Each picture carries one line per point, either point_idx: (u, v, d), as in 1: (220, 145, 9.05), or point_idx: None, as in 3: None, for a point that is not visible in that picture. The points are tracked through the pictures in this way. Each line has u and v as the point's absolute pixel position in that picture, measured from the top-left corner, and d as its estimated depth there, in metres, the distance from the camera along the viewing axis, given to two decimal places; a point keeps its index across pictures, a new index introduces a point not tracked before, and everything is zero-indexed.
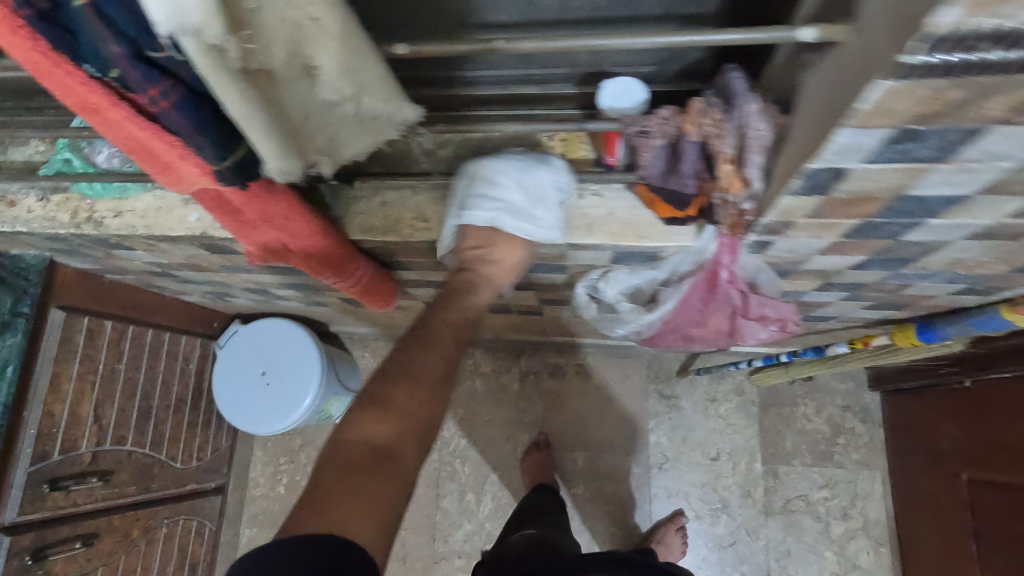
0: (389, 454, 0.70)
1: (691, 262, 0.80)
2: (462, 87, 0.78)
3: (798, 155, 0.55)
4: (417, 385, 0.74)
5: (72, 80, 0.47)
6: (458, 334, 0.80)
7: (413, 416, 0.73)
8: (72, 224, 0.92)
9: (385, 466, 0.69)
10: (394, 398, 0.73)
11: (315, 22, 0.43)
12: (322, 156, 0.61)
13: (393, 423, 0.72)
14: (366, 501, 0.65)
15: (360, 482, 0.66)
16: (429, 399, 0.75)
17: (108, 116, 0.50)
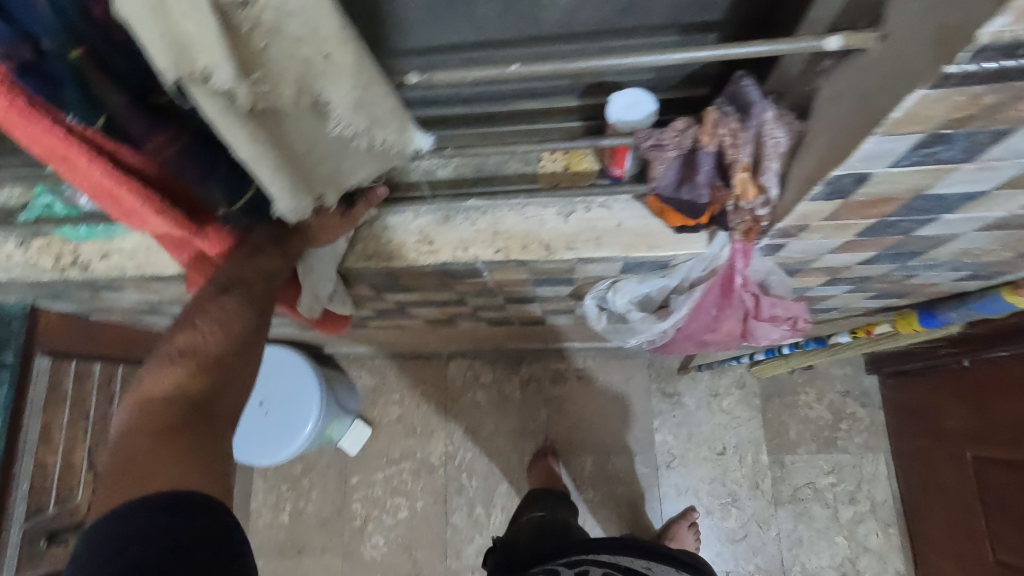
0: (211, 406, 0.63)
1: (703, 268, 0.80)
2: (461, 104, 0.76)
3: (820, 161, 0.54)
4: (214, 328, 0.65)
5: (45, 135, 0.41)
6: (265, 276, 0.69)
7: (228, 362, 0.65)
8: (56, 269, 0.88)
9: (197, 427, 0.61)
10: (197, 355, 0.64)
11: (327, 58, 0.41)
12: (328, 189, 0.56)
13: (207, 374, 0.63)
14: (196, 456, 0.59)
15: (166, 444, 0.58)
16: (250, 342, 0.67)
17: (77, 166, 0.44)
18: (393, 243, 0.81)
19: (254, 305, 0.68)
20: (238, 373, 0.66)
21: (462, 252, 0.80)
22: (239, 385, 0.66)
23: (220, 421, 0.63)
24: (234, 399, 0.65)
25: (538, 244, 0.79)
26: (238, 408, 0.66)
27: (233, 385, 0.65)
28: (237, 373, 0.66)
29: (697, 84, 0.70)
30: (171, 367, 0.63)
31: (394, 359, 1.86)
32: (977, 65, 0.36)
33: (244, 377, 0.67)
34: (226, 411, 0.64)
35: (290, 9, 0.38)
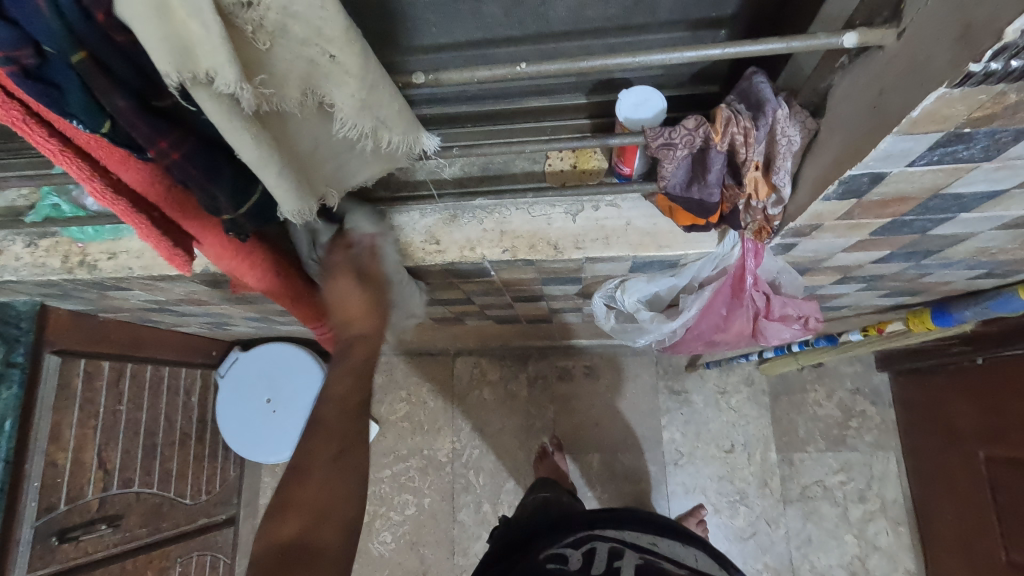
0: (306, 549, 0.62)
1: (713, 267, 0.79)
2: (468, 102, 0.75)
3: (836, 158, 0.53)
4: (310, 468, 0.68)
5: (45, 143, 0.47)
6: (348, 410, 0.73)
7: (318, 500, 0.66)
8: (64, 269, 0.88)
9: (297, 567, 0.60)
10: (300, 495, 0.66)
11: (331, 58, 0.41)
12: (331, 188, 0.55)
13: (300, 517, 0.65)
14: None
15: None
16: (349, 473, 0.69)
17: (82, 169, 0.49)
18: (399, 242, 0.81)
19: (353, 436, 0.72)
20: (338, 506, 0.66)
21: (469, 252, 0.79)
22: (337, 518, 0.65)
23: (319, 554, 0.62)
24: (334, 529, 0.65)
25: (546, 244, 0.78)
26: (342, 545, 0.64)
27: (331, 518, 0.65)
28: (335, 508, 0.66)
29: (706, 80, 0.69)
30: (285, 509, 0.65)
31: (402, 356, 1.86)
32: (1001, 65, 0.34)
33: (343, 508, 0.66)
34: (324, 542, 0.63)
35: (294, 10, 0.38)
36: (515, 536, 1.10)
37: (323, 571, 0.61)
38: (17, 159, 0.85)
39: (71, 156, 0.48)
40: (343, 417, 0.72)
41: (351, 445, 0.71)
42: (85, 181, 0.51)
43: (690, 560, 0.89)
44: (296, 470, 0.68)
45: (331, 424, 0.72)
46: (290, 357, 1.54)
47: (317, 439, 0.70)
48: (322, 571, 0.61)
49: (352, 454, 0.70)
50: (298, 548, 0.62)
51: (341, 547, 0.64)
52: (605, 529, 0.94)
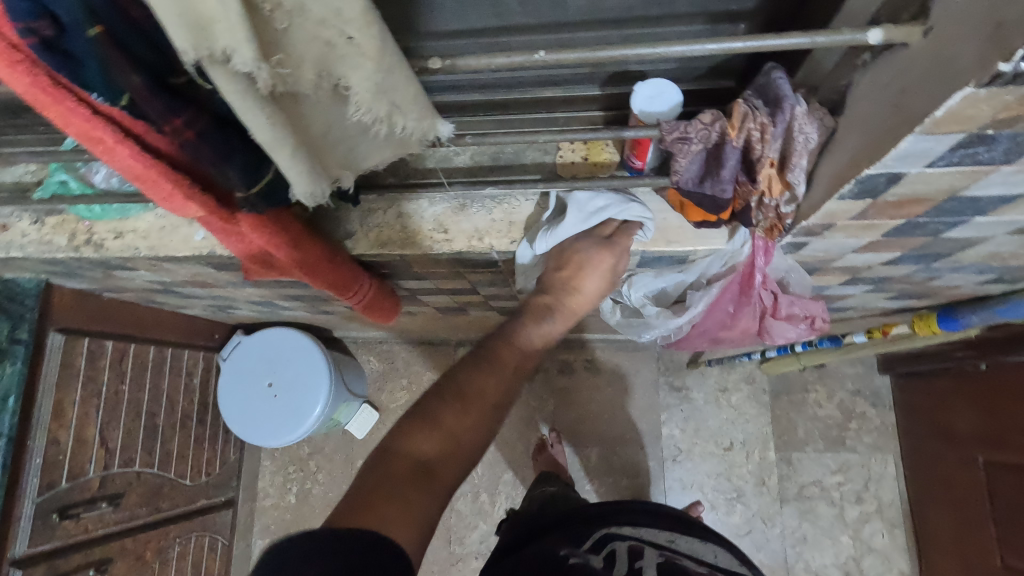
0: (428, 472, 0.67)
1: (722, 264, 0.78)
2: (480, 90, 0.75)
3: (854, 156, 0.52)
4: (466, 403, 0.73)
5: (71, 114, 0.48)
6: (510, 368, 0.77)
7: (459, 436, 0.71)
8: (70, 247, 0.88)
9: (419, 491, 0.65)
10: (438, 425, 0.71)
11: (349, 41, 0.40)
12: (343, 171, 0.55)
13: (438, 438, 0.70)
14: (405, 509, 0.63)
15: (385, 499, 0.63)
16: (485, 420, 0.74)
17: (110, 145, 0.50)
18: (407, 230, 0.80)
19: (500, 389, 0.76)
20: (463, 450, 0.71)
21: (477, 241, 0.79)
22: (464, 461, 0.71)
23: (439, 483, 0.67)
24: (456, 469, 0.70)
25: (555, 236, 0.77)
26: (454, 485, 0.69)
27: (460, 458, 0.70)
28: (463, 449, 0.71)
29: (722, 75, 0.68)
30: (427, 425, 0.70)
31: (403, 344, 1.86)
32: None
33: (468, 453, 0.71)
34: (447, 476, 0.68)
35: None
36: (524, 526, 1.10)
37: (436, 501, 0.67)
38: (24, 134, 0.84)
39: (99, 123, 0.49)
40: (504, 373, 0.77)
41: (503, 396, 0.76)
42: (116, 153, 0.51)
43: (707, 555, 0.93)
44: (453, 399, 0.73)
45: (492, 366, 0.77)
46: (290, 343, 1.53)
47: (476, 380, 0.75)
48: (435, 504, 0.66)
49: (499, 409, 0.75)
50: (427, 473, 0.67)
51: (454, 485, 0.69)
52: (625, 527, 0.95)
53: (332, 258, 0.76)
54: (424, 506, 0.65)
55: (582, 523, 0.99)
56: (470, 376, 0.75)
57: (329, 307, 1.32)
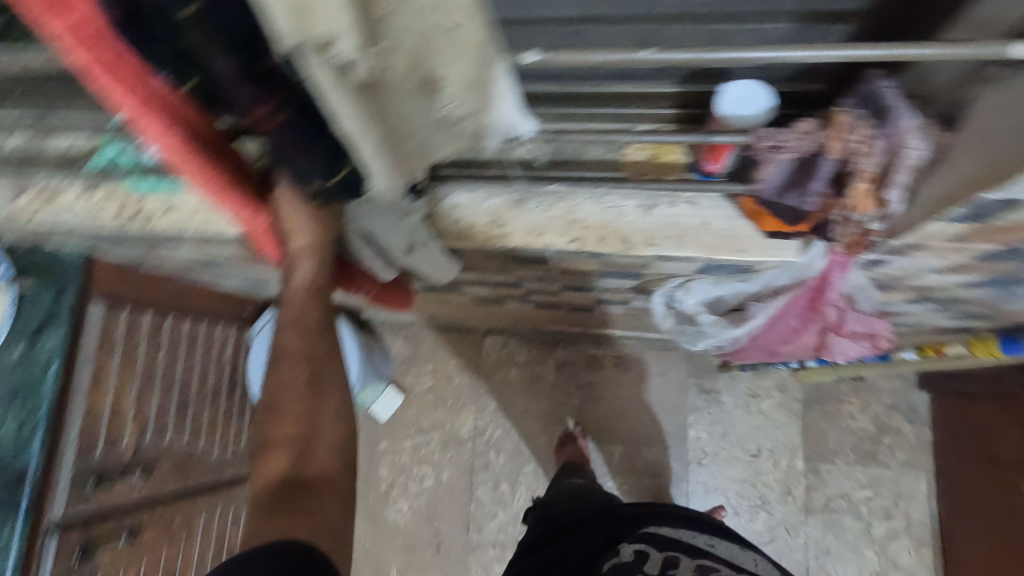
0: (300, 482, 0.70)
1: (789, 277, 0.75)
2: (548, 82, 0.71)
3: (967, 179, 0.49)
4: (296, 404, 0.73)
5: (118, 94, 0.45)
6: (303, 332, 0.74)
7: (308, 433, 0.73)
8: (119, 221, 0.86)
9: (313, 492, 0.69)
10: (283, 431, 0.72)
11: (453, 33, 0.37)
12: (419, 165, 0.52)
13: (289, 452, 0.71)
14: (310, 512, 0.67)
15: (289, 500, 0.67)
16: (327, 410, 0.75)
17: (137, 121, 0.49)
18: (462, 223, 0.78)
19: (327, 375, 0.76)
20: (332, 449, 0.74)
21: (534, 239, 0.77)
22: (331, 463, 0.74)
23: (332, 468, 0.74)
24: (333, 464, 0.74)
25: (615, 238, 0.75)
26: (329, 462, 0.73)
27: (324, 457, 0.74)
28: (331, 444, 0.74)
29: (813, 78, 0.64)
30: (271, 446, 0.72)
31: (431, 329, 1.85)
32: None
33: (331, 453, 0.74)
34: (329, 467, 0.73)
35: None
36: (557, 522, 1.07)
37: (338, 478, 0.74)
38: (78, 104, 0.83)
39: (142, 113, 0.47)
40: (305, 349, 0.74)
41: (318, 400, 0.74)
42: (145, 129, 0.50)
43: (748, 564, 0.85)
44: (272, 410, 0.73)
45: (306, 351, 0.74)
46: None
47: (286, 372, 0.73)
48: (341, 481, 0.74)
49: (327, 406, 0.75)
50: (297, 481, 0.70)
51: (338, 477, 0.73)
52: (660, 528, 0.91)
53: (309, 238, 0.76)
54: (325, 505, 0.69)
55: (615, 525, 0.94)
56: (273, 376, 0.74)
57: None
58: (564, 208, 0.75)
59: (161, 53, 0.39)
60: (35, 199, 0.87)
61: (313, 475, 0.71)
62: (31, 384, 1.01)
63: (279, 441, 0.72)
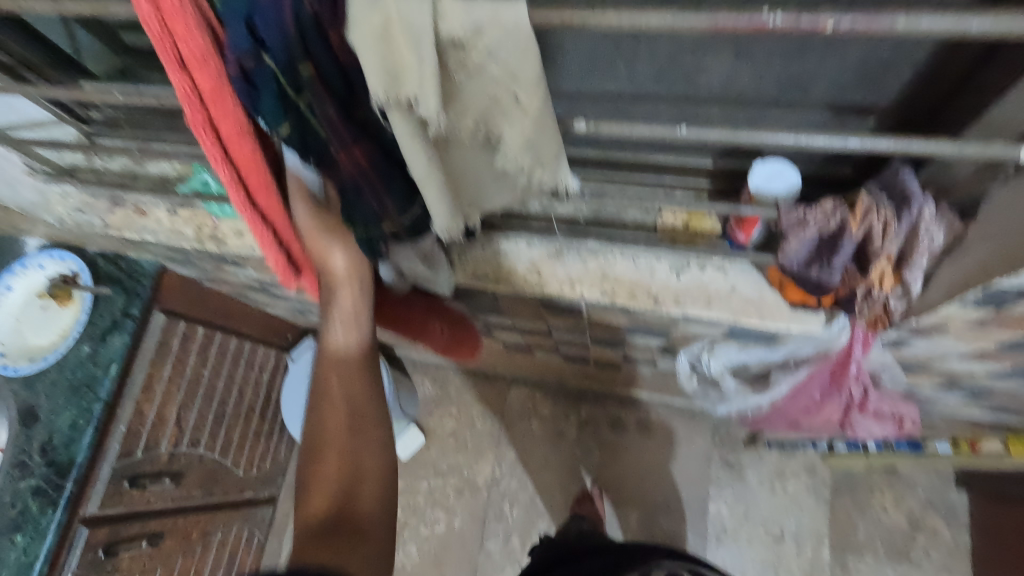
0: (343, 522, 0.59)
1: (813, 347, 0.76)
2: (592, 150, 0.79)
3: (983, 266, 0.52)
4: (336, 442, 0.65)
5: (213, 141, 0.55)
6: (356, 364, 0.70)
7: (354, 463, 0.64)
8: (197, 239, 0.96)
9: (360, 535, 0.58)
10: (323, 467, 0.64)
11: (516, 100, 0.44)
12: (473, 212, 0.59)
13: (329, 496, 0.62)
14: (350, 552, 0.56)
15: (329, 539, 0.57)
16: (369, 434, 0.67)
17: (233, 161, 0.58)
18: (503, 268, 0.83)
19: (370, 408, 0.68)
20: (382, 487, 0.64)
21: (568, 288, 0.81)
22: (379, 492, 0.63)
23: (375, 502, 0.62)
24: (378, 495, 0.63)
25: (645, 294, 0.79)
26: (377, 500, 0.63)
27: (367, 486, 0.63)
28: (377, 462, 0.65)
29: (841, 164, 0.69)
30: (310, 488, 0.63)
31: (459, 373, 1.90)
32: None
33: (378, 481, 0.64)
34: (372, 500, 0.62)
35: (497, 56, 0.41)
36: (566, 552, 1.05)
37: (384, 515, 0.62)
38: (178, 136, 0.95)
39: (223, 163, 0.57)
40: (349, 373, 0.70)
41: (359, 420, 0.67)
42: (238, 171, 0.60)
43: None
44: (311, 454, 0.66)
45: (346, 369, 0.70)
46: None
47: (327, 410, 0.67)
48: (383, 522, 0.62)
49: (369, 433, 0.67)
50: (342, 520, 0.59)
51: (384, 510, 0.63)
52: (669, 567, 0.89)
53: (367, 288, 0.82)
54: (368, 546, 0.58)
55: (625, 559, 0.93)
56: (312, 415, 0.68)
57: None
58: (598, 263, 0.81)
59: (264, 99, 0.45)
60: (129, 212, 1.00)
61: (357, 520, 0.60)
62: (92, 381, 1.09)
63: (320, 481, 0.63)
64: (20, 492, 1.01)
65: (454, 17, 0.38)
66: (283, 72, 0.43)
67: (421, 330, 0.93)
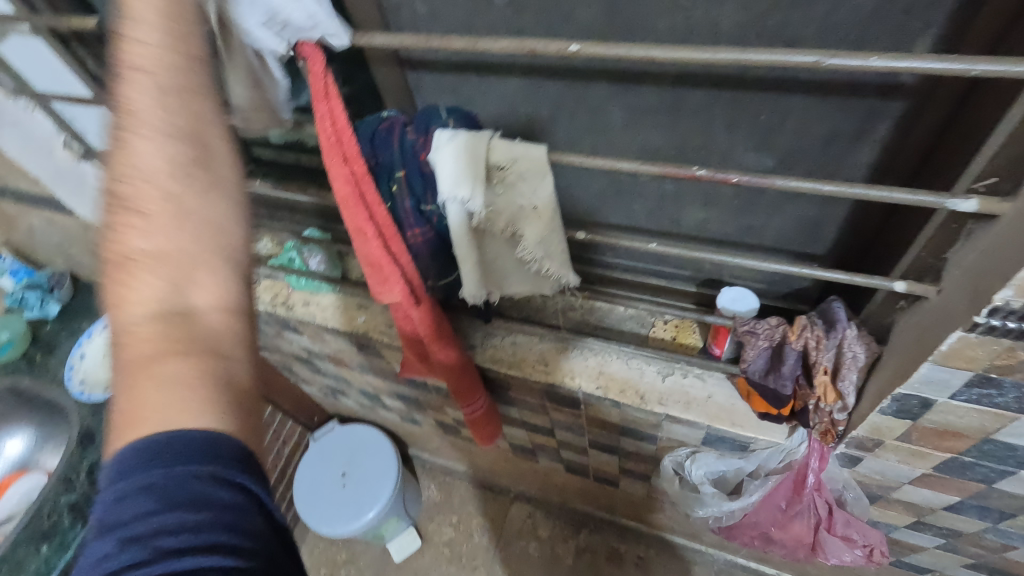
0: (179, 335, 0.44)
1: (781, 460, 0.87)
2: (601, 268, 0.98)
3: (890, 379, 0.64)
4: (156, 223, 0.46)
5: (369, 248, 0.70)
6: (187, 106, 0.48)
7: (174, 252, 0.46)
8: (271, 303, 1.17)
9: (193, 342, 0.44)
10: (135, 255, 0.45)
11: (535, 209, 0.64)
12: (494, 290, 0.77)
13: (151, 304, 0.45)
14: (199, 374, 0.44)
15: (160, 371, 0.43)
16: (200, 290, 0.46)
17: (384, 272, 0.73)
18: (516, 355, 0.99)
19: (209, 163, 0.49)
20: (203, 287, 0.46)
21: (569, 379, 0.95)
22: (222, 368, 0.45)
23: (197, 388, 0.43)
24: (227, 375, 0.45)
25: (634, 392, 0.91)
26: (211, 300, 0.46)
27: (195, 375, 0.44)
28: (235, 324, 0.47)
29: (799, 300, 0.85)
30: (122, 274, 0.45)
31: (465, 481, 1.94)
32: (992, 320, 0.49)
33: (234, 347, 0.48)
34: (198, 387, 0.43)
35: (526, 178, 0.62)
36: None
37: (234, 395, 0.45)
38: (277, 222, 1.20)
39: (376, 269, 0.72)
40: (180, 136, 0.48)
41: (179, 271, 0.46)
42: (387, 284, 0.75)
43: None
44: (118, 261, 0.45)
45: (138, 209, 0.45)
46: (375, 442, 1.71)
47: (146, 162, 0.46)
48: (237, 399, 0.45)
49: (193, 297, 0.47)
50: (174, 329, 0.44)
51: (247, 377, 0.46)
52: None
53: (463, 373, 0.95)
54: (201, 366, 0.44)
55: None
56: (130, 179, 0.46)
57: (421, 417, 1.49)
58: (597, 359, 0.95)
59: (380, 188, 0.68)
60: None
61: (196, 327, 0.45)
62: None
63: (134, 284, 0.45)
64: (59, 505, 1.12)
65: (501, 151, 0.61)
66: (384, 180, 0.67)
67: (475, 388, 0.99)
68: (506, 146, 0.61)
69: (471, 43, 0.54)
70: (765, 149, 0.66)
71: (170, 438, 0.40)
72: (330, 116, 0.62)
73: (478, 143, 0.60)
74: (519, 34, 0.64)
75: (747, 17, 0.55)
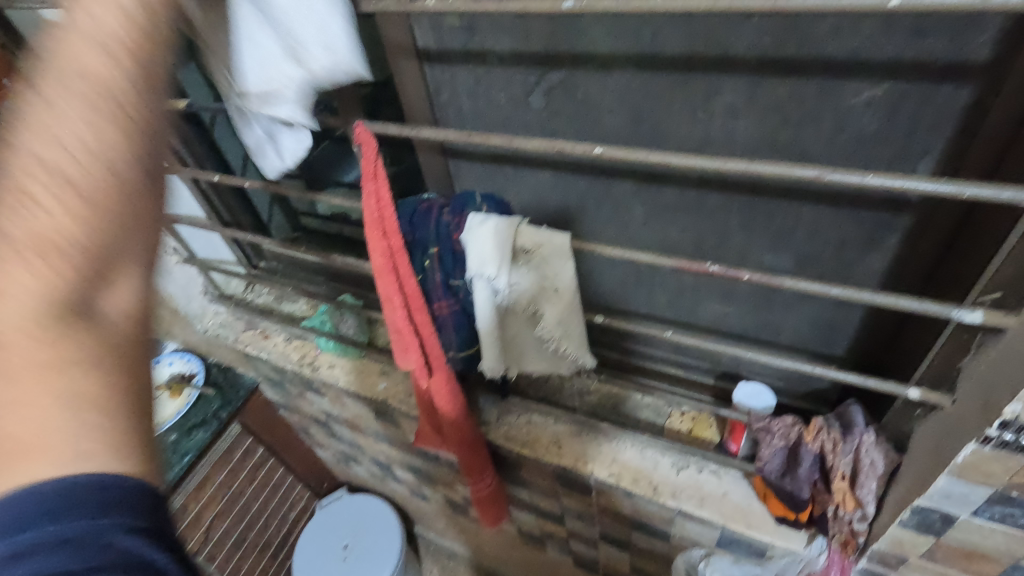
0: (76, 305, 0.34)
1: (798, 570, 0.82)
2: (621, 353, 1.00)
3: (908, 490, 0.63)
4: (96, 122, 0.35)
5: (392, 314, 0.76)
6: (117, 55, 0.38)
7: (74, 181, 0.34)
8: (299, 363, 1.21)
9: (83, 322, 0.34)
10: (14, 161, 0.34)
11: (556, 290, 0.68)
12: (513, 365, 0.79)
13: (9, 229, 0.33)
14: (91, 357, 0.34)
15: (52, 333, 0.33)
16: (118, 293, 0.36)
17: (401, 338, 0.79)
18: (531, 434, 0.99)
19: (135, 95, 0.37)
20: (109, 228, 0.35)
21: (581, 463, 0.94)
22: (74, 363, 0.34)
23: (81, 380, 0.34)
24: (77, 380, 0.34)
25: (647, 483, 0.89)
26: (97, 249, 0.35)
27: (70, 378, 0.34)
28: (140, 338, 0.37)
29: (818, 401, 0.84)
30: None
31: (469, 568, 1.86)
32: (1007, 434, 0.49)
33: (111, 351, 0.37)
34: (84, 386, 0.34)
35: (550, 262, 0.66)
36: None
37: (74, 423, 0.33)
38: (315, 286, 1.27)
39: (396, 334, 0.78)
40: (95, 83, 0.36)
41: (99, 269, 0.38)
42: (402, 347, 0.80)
43: None
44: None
45: (70, 170, 0.34)
46: (379, 515, 1.67)
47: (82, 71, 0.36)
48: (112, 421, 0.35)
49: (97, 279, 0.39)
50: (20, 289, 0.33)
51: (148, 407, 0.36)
52: None
53: (472, 448, 0.95)
54: (86, 356, 0.34)
55: None
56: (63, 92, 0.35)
57: (431, 492, 1.47)
58: (612, 445, 0.95)
59: (415, 262, 0.73)
60: (255, 333, 1.28)
61: (83, 296, 0.34)
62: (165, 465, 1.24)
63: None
64: None
65: (528, 236, 0.66)
66: (418, 254, 0.73)
67: (481, 470, 0.98)
68: (531, 231, 0.66)
69: (507, 141, 0.60)
70: (782, 249, 0.69)
71: (92, 481, 0.32)
72: (375, 196, 0.68)
73: (507, 227, 0.65)
74: (551, 135, 0.71)
75: (761, 132, 0.60)
